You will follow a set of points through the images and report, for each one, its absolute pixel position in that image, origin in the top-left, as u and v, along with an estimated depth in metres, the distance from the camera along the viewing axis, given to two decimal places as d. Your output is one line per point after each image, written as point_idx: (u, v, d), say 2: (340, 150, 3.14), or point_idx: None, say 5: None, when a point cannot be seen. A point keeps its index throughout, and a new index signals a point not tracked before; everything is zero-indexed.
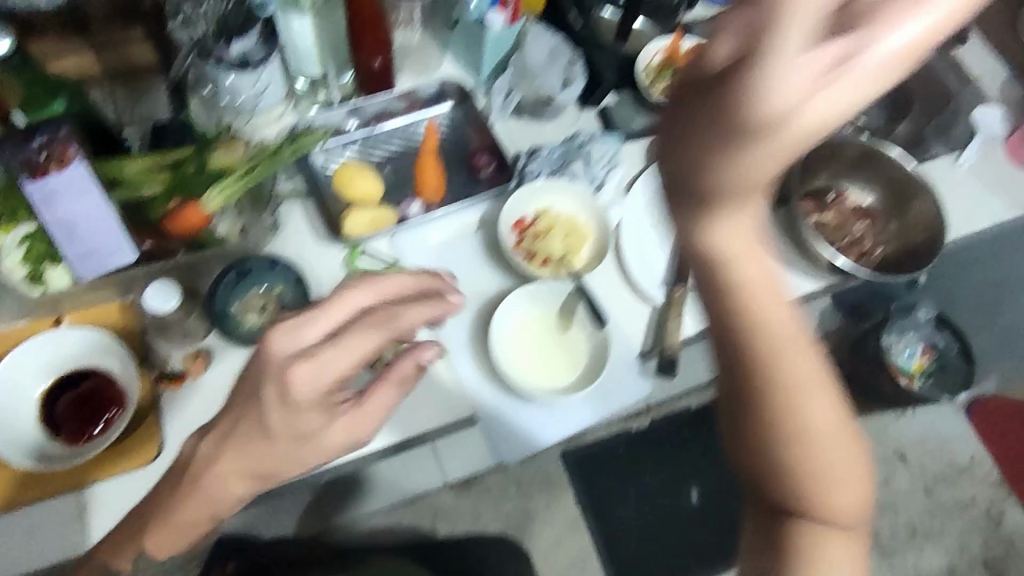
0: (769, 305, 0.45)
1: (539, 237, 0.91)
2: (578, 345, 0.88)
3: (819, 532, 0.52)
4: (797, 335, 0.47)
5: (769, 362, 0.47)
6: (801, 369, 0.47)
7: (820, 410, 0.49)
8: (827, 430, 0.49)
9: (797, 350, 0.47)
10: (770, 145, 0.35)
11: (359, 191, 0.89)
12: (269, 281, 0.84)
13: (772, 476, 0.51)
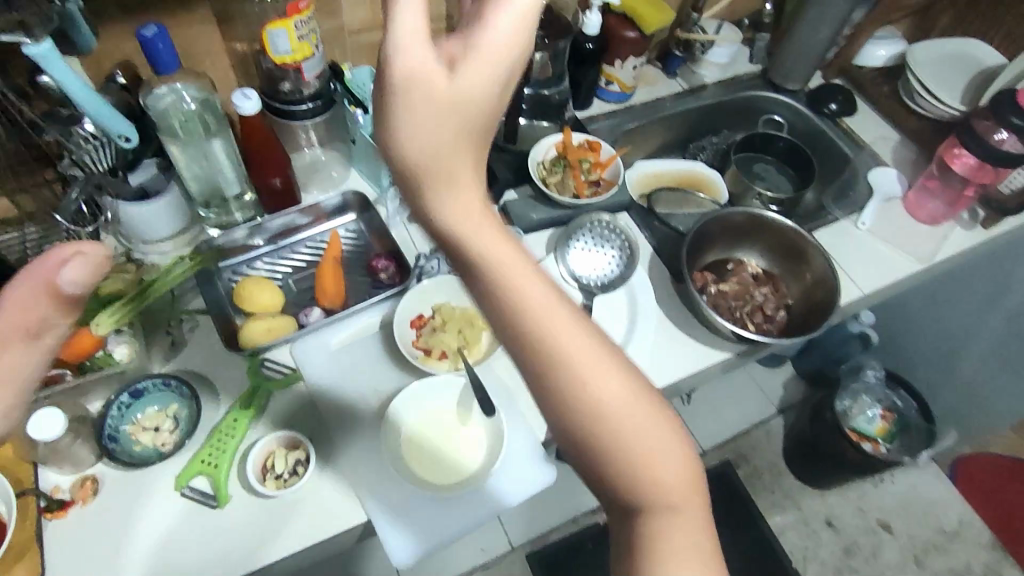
0: (515, 272, 0.47)
1: (435, 332, 0.93)
2: (477, 437, 0.88)
3: (660, 519, 0.46)
4: (589, 345, 0.47)
5: (540, 335, 0.46)
6: (573, 337, 0.46)
7: (610, 379, 0.46)
8: (643, 438, 0.46)
9: (596, 365, 0.47)
10: (427, 105, 0.44)
11: (259, 304, 0.92)
12: (163, 401, 0.86)
13: (593, 459, 0.47)
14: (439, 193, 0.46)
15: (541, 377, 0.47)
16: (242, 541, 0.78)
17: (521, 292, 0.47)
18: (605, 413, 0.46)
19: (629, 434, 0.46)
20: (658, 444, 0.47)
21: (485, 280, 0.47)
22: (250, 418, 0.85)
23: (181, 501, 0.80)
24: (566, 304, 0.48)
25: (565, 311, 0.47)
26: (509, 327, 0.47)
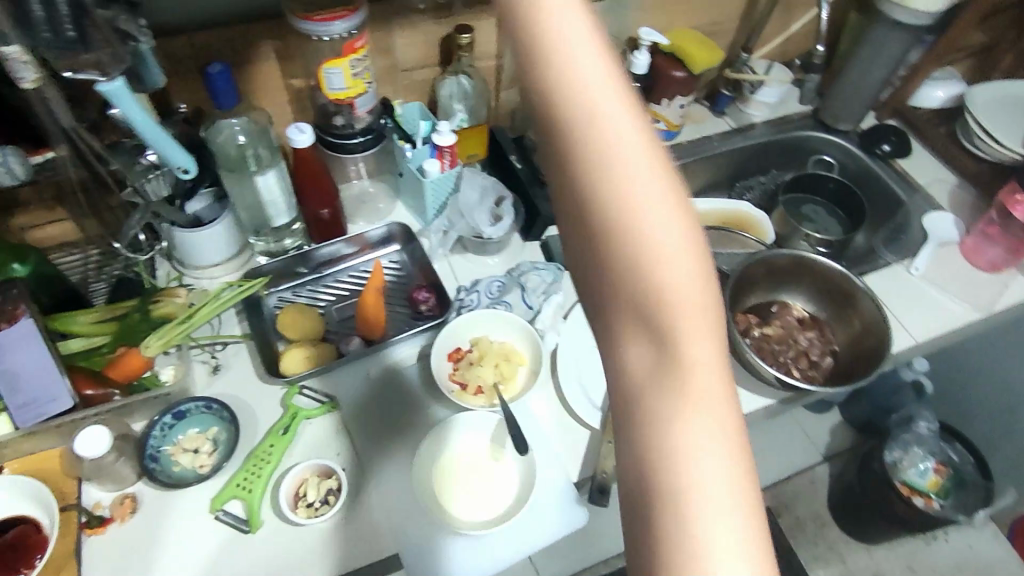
0: (575, 54, 0.39)
1: (472, 365, 0.92)
2: (509, 474, 0.86)
3: (678, 404, 0.37)
4: (613, 92, 0.39)
5: (580, 132, 0.39)
6: (621, 136, 0.38)
7: (660, 197, 0.37)
8: (656, 225, 0.37)
9: (620, 128, 0.38)
10: None
11: (300, 332, 0.94)
12: (205, 423, 0.88)
13: (602, 302, 0.38)
14: None
15: (568, 187, 0.39)
16: (268, 568, 0.78)
17: (567, 68, 0.39)
18: (616, 178, 0.37)
19: (667, 264, 0.37)
20: (670, 226, 0.37)
21: (523, 35, 0.40)
22: (286, 444, 0.86)
23: (213, 524, 0.81)
24: (598, 36, 0.40)
25: (616, 111, 0.39)
26: (526, 45, 0.40)
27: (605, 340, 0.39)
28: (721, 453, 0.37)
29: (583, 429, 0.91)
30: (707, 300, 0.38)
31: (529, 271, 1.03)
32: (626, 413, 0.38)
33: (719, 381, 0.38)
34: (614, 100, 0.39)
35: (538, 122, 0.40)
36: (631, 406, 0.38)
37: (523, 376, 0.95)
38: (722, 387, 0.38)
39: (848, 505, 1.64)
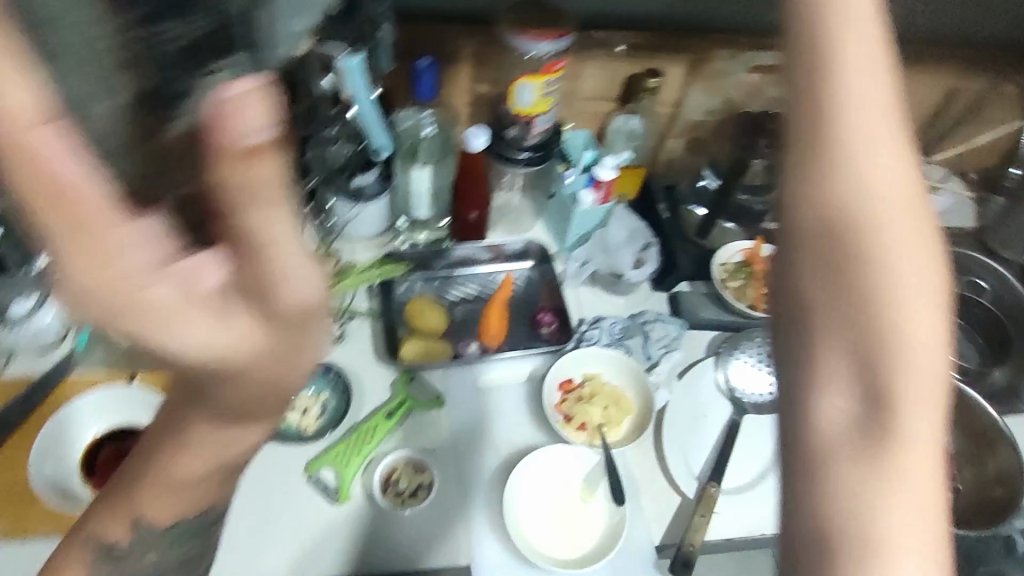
0: (881, 207, 0.50)
1: (580, 401, 0.92)
2: (593, 519, 0.84)
3: (887, 491, 0.44)
4: (902, 219, 0.50)
5: (860, 257, 0.49)
6: (902, 278, 0.48)
7: (920, 333, 0.47)
8: (909, 352, 0.47)
9: (903, 269, 0.48)
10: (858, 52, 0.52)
11: (425, 323, 0.96)
12: (319, 386, 0.90)
13: (830, 387, 0.47)
14: (831, 99, 0.51)
15: (833, 294, 0.49)
16: (344, 541, 0.81)
17: (868, 212, 0.50)
18: (885, 283, 0.48)
19: (913, 385, 0.46)
20: (923, 331, 0.47)
21: (833, 175, 0.51)
22: (388, 427, 0.87)
23: (304, 485, 0.83)
24: (909, 203, 0.51)
25: (904, 258, 0.49)
26: (821, 164, 0.51)
27: (799, 403, 0.47)
28: (924, 520, 0.44)
29: (676, 494, 0.88)
30: (937, 423, 0.46)
31: (654, 319, 1.02)
32: (811, 485, 0.45)
33: (929, 484, 0.45)
34: (896, 201, 0.50)
35: (824, 235, 0.50)
36: (831, 477, 0.45)
37: (627, 424, 0.92)
38: (936, 466, 0.45)
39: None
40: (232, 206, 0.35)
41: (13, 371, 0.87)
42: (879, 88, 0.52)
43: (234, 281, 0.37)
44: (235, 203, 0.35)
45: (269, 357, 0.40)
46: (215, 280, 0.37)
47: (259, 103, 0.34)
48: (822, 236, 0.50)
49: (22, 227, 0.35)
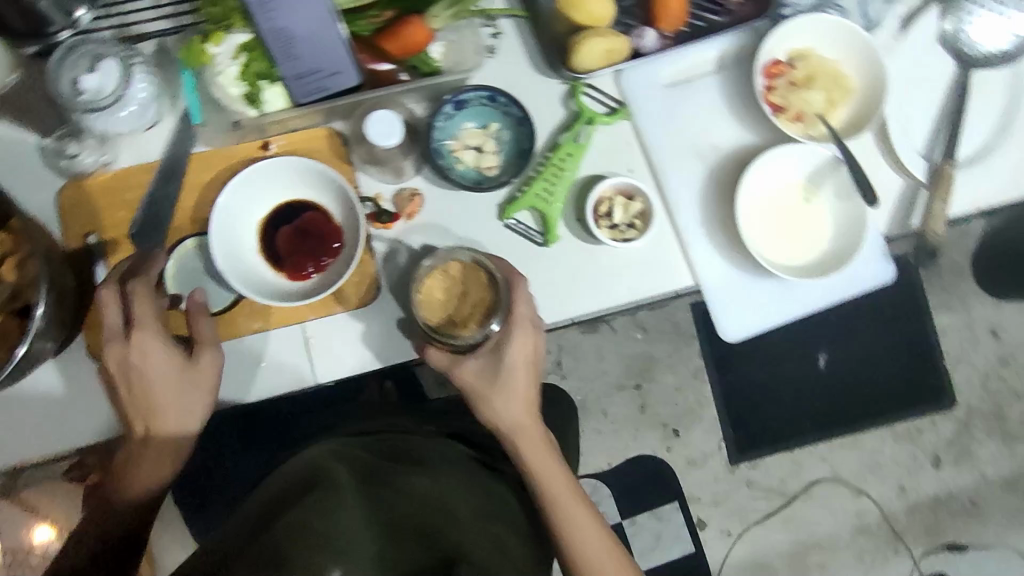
0: (530, 429, 0.69)
1: (796, 88, 0.77)
2: (821, 220, 0.77)
3: (502, 346, 0.68)
4: (606, 302, 0.75)
5: (530, 379, 0.69)
6: (519, 352, 0.68)
7: (529, 454, 0.69)
8: (522, 382, 0.69)
9: (529, 411, 0.70)
10: (616, 256, 0.75)
11: (591, 16, 0.72)
12: (483, 117, 0.76)
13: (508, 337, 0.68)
14: (585, 279, 0.75)
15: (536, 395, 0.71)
16: (562, 284, 0.75)
17: (525, 430, 0.69)
18: (518, 371, 0.69)
19: (514, 408, 0.69)
20: (517, 347, 0.68)
21: (534, 362, 0.69)
22: (580, 154, 0.75)
23: (504, 232, 0.75)
24: (532, 375, 0.70)
25: (534, 420, 0.70)
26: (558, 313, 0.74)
27: (512, 322, 0.68)
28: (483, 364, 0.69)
29: (899, 176, 0.78)
30: (519, 419, 0.69)
31: None
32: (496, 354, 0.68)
33: (520, 413, 0.69)
34: (615, 280, 0.75)
35: (535, 358, 0.70)
36: (496, 363, 0.68)
37: (849, 108, 0.78)
38: (524, 380, 0.69)
39: (993, 264, 1.40)
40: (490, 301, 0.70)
41: (124, 160, 0.74)
42: (625, 277, 0.75)
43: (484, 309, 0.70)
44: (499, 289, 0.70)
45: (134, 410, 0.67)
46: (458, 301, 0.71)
47: (528, 307, 0.68)
48: (536, 356, 0.70)
49: (453, 287, 0.71)
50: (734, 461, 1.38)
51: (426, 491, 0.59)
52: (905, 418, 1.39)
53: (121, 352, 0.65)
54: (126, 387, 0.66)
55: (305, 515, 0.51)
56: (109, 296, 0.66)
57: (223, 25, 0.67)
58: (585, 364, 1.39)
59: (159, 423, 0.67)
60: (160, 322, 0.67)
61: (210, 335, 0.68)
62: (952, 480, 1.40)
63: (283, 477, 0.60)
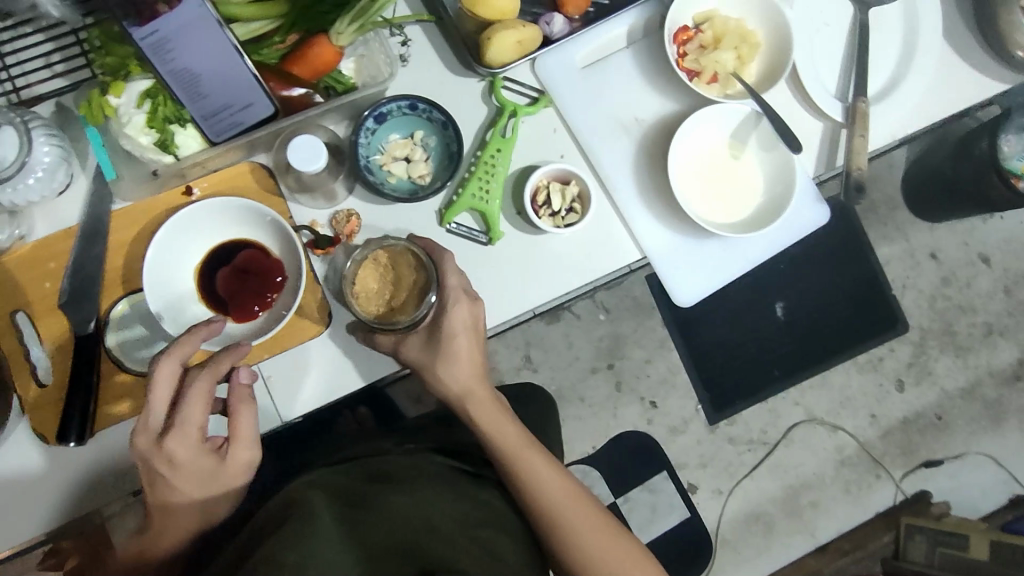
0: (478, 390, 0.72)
1: (707, 50, 0.78)
2: (752, 174, 0.79)
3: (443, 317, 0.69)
4: (559, 289, 0.75)
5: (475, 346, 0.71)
6: (461, 320, 0.69)
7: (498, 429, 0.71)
8: (465, 350, 0.71)
9: (475, 376, 0.72)
10: (562, 243, 0.75)
11: (497, 10, 0.71)
12: (407, 127, 0.75)
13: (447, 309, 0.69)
14: (535, 270, 0.75)
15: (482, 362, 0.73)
16: (514, 278, 0.74)
17: (475, 396, 0.72)
18: (462, 341, 0.70)
19: (462, 374, 0.72)
20: (459, 318, 0.69)
21: (476, 329, 0.71)
22: (509, 148, 0.75)
23: (448, 237, 0.74)
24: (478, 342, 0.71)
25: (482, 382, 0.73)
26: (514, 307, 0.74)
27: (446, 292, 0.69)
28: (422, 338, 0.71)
29: (818, 121, 0.81)
30: (464, 383, 0.72)
31: None
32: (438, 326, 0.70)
33: (465, 375, 0.72)
34: (564, 266, 0.75)
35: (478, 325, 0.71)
36: (439, 336, 0.70)
37: (760, 63, 0.79)
38: (471, 346, 0.71)
39: (925, 186, 1.41)
40: (422, 278, 0.70)
41: (41, 229, 0.71)
42: (574, 261, 0.75)
43: (418, 286, 0.70)
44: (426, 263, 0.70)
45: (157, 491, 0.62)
46: (390, 283, 0.71)
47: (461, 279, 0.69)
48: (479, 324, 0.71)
49: (384, 270, 0.71)
50: (713, 420, 1.41)
51: (409, 509, 0.58)
52: (866, 349, 1.44)
53: (153, 451, 0.59)
54: (150, 478, 0.61)
55: (284, 541, 0.51)
56: (164, 380, 0.59)
57: (121, 74, 0.65)
58: (555, 353, 1.39)
59: (173, 515, 0.63)
60: (199, 424, 0.60)
61: (246, 435, 0.62)
62: (916, 400, 1.46)
63: (262, 510, 0.59)
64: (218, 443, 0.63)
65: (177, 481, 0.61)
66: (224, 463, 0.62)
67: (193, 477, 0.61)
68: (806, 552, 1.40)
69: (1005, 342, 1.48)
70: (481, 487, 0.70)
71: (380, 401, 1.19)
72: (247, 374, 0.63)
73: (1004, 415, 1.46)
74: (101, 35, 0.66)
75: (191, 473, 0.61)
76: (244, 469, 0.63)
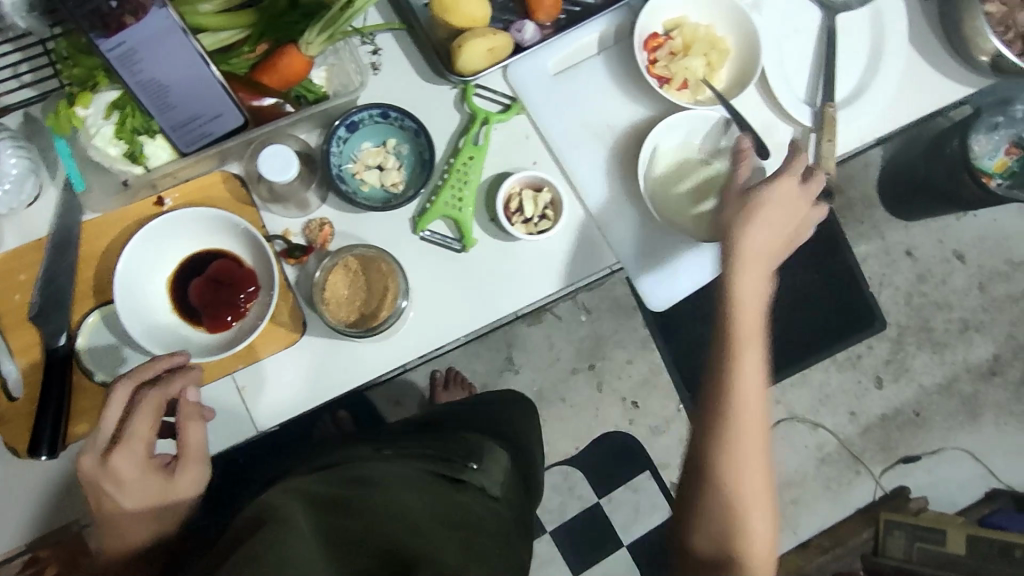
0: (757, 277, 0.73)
1: (677, 56, 0.79)
2: (723, 179, 0.80)
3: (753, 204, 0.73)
4: (531, 292, 0.76)
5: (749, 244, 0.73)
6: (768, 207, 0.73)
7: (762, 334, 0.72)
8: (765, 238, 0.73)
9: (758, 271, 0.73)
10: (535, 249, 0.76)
11: (467, 17, 0.71)
12: (380, 135, 0.75)
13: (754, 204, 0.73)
14: (512, 274, 0.75)
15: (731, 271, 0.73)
16: (489, 285, 0.75)
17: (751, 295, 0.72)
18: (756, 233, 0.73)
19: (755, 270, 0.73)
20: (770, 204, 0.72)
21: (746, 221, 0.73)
22: (482, 155, 0.75)
23: (422, 245, 0.74)
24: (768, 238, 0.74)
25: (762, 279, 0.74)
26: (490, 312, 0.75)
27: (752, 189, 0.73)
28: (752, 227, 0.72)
29: (788, 126, 0.82)
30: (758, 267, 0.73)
31: None
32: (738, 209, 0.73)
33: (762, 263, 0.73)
34: (537, 271, 0.76)
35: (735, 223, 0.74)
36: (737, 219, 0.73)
37: (730, 70, 0.81)
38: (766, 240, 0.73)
39: (899, 185, 1.42)
40: (388, 283, 0.71)
41: (10, 241, 0.70)
42: (542, 265, 0.76)
43: (387, 291, 0.71)
44: (390, 270, 0.71)
45: (106, 515, 0.61)
46: (356, 290, 0.72)
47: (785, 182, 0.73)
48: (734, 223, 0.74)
49: (354, 276, 0.72)
50: (694, 419, 1.42)
51: (383, 512, 0.55)
52: (841, 348, 1.44)
53: (99, 471, 0.59)
54: (95, 501, 0.60)
55: (247, 554, 0.48)
56: (115, 400, 0.60)
57: (89, 86, 0.65)
58: (537, 354, 1.40)
59: (125, 538, 0.62)
60: (145, 440, 0.60)
61: (196, 452, 0.62)
62: (894, 397, 1.48)
63: (237, 523, 0.56)
64: (166, 463, 0.63)
65: (126, 500, 0.60)
66: (176, 478, 0.62)
67: (144, 496, 0.61)
68: (787, 549, 1.41)
69: (980, 338, 1.50)
70: (469, 488, 0.65)
71: (361, 405, 1.19)
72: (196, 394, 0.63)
73: (980, 410, 1.48)
74: (68, 46, 0.65)
75: (140, 493, 0.60)
76: (196, 485, 0.63)
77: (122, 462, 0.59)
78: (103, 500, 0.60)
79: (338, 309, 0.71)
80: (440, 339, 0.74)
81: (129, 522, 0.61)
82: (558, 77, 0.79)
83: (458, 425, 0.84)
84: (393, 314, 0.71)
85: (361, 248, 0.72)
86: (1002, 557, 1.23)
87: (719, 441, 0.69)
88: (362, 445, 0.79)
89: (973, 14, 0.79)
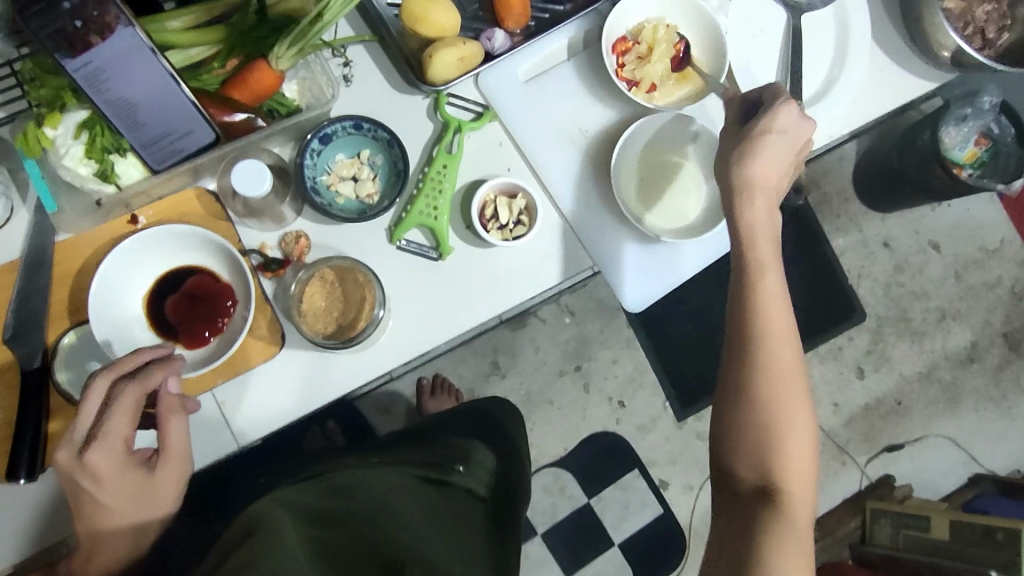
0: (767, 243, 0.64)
1: (644, 61, 0.80)
2: (695, 180, 0.81)
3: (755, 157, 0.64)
4: (511, 292, 0.76)
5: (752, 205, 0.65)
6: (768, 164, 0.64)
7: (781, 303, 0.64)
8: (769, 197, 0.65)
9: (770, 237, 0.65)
10: (513, 255, 0.76)
11: (437, 26, 0.72)
12: (354, 146, 0.76)
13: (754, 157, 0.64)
14: (490, 279, 0.76)
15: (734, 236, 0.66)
16: (468, 292, 0.75)
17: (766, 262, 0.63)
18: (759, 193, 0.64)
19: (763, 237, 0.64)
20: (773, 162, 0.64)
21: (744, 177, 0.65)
22: (456, 163, 0.76)
23: (399, 255, 0.75)
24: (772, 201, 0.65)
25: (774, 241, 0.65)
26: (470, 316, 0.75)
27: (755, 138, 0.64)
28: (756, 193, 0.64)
29: None
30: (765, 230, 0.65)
31: None
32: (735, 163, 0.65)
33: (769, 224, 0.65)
34: (514, 274, 0.76)
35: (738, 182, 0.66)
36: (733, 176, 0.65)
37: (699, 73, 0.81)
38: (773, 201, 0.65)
39: (873, 178, 1.44)
40: (364, 293, 0.71)
41: None
42: (520, 266, 0.76)
43: (364, 301, 0.71)
44: (366, 280, 0.71)
45: (85, 512, 0.60)
46: (333, 302, 0.72)
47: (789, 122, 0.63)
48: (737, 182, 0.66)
49: (331, 289, 0.72)
50: (681, 416, 1.40)
51: (378, 517, 0.52)
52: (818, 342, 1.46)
53: (74, 467, 0.58)
54: (75, 497, 0.60)
55: (242, 561, 0.43)
56: (93, 395, 0.59)
57: (57, 106, 0.65)
58: (523, 357, 1.40)
59: (103, 542, 0.61)
60: (125, 435, 0.59)
61: (177, 447, 0.62)
62: (876, 386, 1.50)
63: (221, 538, 0.51)
64: (146, 457, 0.62)
65: (105, 494, 0.59)
66: (157, 469, 0.61)
67: (125, 490, 0.60)
68: None
69: (958, 326, 1.52)
70: (457, 494, 0.64)
71: (348, 415, 1.19)
72: (177, 386, 0.62)
73: (960, 397, 1.50)
74: (36, 66, 0.65)
75: (121, 488, 0.60)
76: (178, 479, 0.63)
77: (99, 455, 0.58)
78: (83, 494, 0.59)
79: (317, 322, 0.72)
80: (421, 347, 0.74)
81: (109, 518, 0.60)
82: (530, 84, 0.80)
83: (445, 432, 0.85)
84: (371, 324, 0.71)
85: (338, 259, 0.72)
86: (984, 540, 1.22)
87: (744, 377, 0.60)
88: (347, 455, 0.79)
89: (933, 10, 0.81)
